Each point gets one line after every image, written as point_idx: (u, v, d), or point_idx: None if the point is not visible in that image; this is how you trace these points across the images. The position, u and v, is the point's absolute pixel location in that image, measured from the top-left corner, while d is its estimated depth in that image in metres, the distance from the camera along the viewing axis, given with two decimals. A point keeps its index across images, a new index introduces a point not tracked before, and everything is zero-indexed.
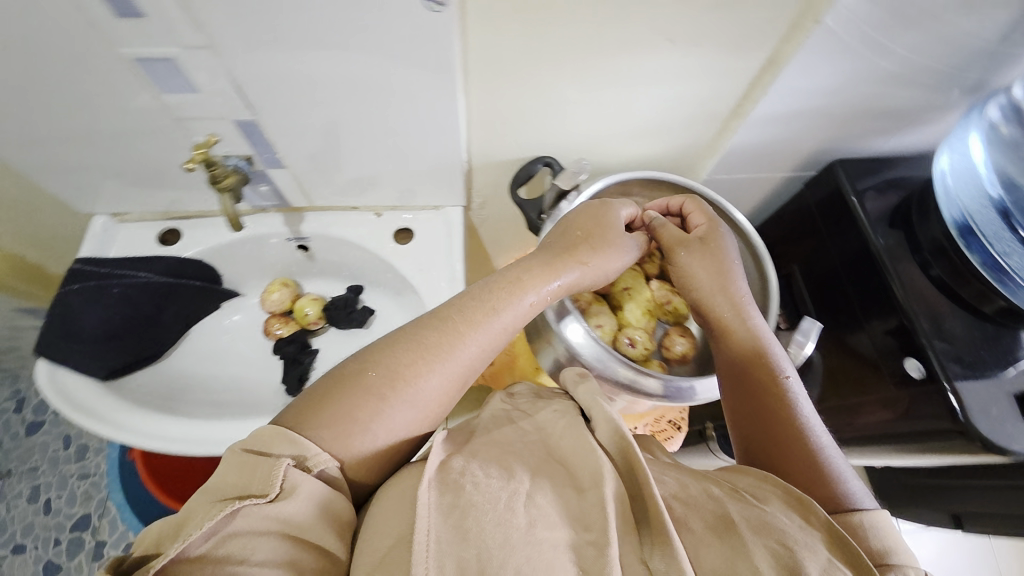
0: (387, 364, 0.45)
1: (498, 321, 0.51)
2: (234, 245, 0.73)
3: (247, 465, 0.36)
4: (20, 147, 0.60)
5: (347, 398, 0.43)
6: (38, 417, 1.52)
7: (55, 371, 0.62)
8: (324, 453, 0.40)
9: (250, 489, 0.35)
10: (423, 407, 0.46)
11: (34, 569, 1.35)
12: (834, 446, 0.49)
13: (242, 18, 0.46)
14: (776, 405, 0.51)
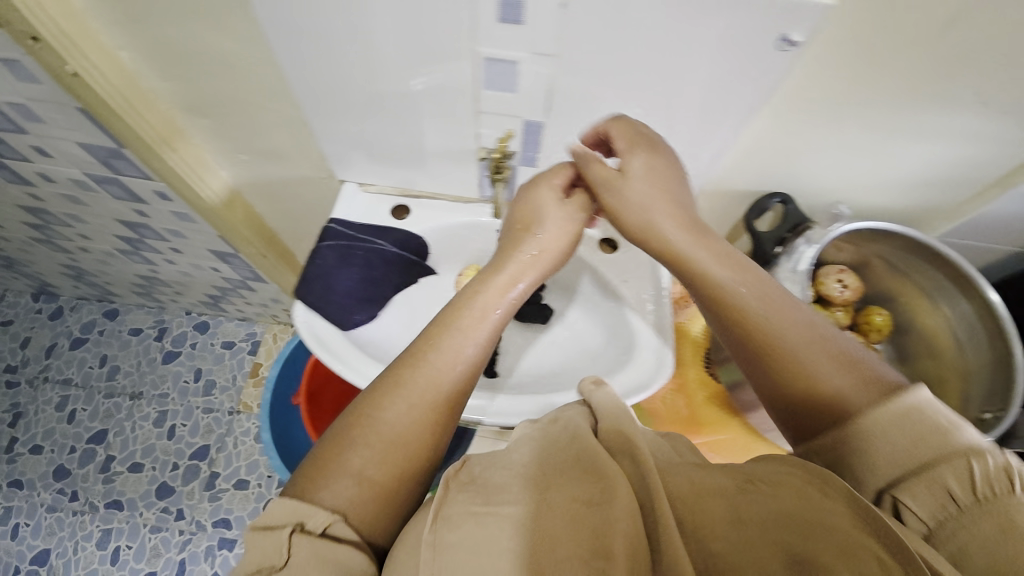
0: (375, 397, 0.46)
1: (451, 346, 0.49)
2: (454, 228, 0.80)
3: (297, 507, 0.39)
4: (322, 123, 0.67)
5: (347, 443, 0.43)
6: (175, 349, 1.67)
7: (309, 316, 0.69)
8: (319, 517, 0.39)
9: (306, 523, 0.39)
10: (396, 442, 0.44)
11: (151, 486, 1.47)
12: (807, 344, 0.46)
13: (610, 35, 0.50)
14: (763, 327, 0.47)
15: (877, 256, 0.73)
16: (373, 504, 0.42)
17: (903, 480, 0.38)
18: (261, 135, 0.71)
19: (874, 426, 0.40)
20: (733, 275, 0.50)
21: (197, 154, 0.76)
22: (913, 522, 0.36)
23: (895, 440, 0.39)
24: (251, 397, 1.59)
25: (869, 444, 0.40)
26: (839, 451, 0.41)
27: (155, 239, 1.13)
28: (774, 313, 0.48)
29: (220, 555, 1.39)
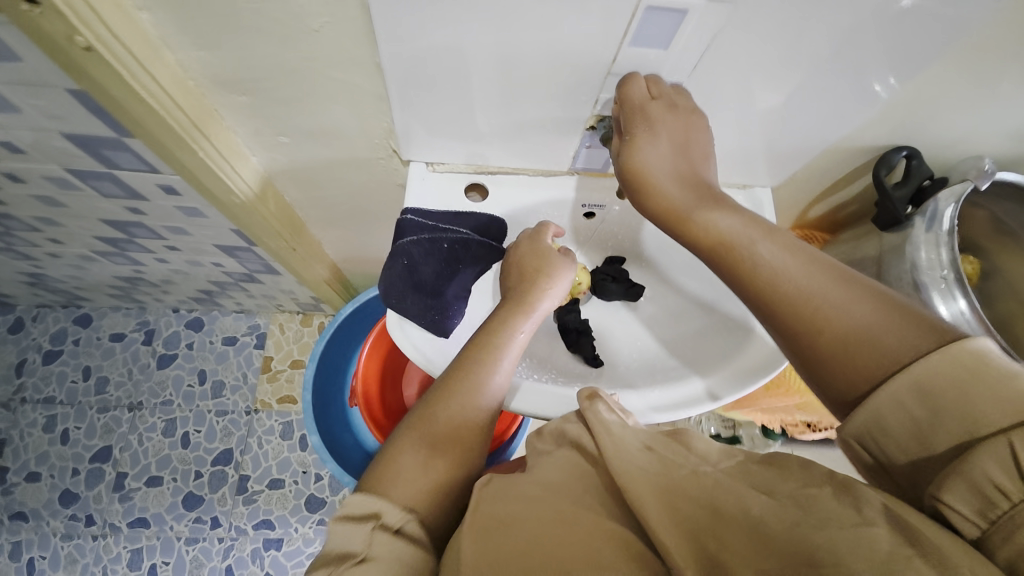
0: (428, 441, 0.52)
1: (467, 391, 0.56)
2: (538, 207, 0.72)
3: (381, 505, 0.46)
4: (402, 95, 0.56)
5: (408, 448, 0.52)
6: (169, 351, 1.51)
7: (405, 325, 0.61)
8: (366, 535, 0.44)
9: (383, 520, 0.46)
10: (446, 443, 0.52)
11: (175, 498, 1.37)
12: (843, 308, 0.45)
13: None
14: (827, 303, 0.46)
15: (993, 208, 0.71)
16: (426, 495, 0.49)
17: (978, 455, 0.35)
18: (320, 113, 0.59)
19: (999, 412, 0.36)
20: (799, 262, 0.48)
21: (227, 137, 0.62)
22: (999, 501, 0.33)
23: (969, 402, 0.37)
24: (266, 393, 1.46)
25: (949, 410, 0.38)
26: (945, 425, 0.38)
27: (148, 237, 0.96)
28: (825, 292, 0.46)
29: (269, 556, 1.32)
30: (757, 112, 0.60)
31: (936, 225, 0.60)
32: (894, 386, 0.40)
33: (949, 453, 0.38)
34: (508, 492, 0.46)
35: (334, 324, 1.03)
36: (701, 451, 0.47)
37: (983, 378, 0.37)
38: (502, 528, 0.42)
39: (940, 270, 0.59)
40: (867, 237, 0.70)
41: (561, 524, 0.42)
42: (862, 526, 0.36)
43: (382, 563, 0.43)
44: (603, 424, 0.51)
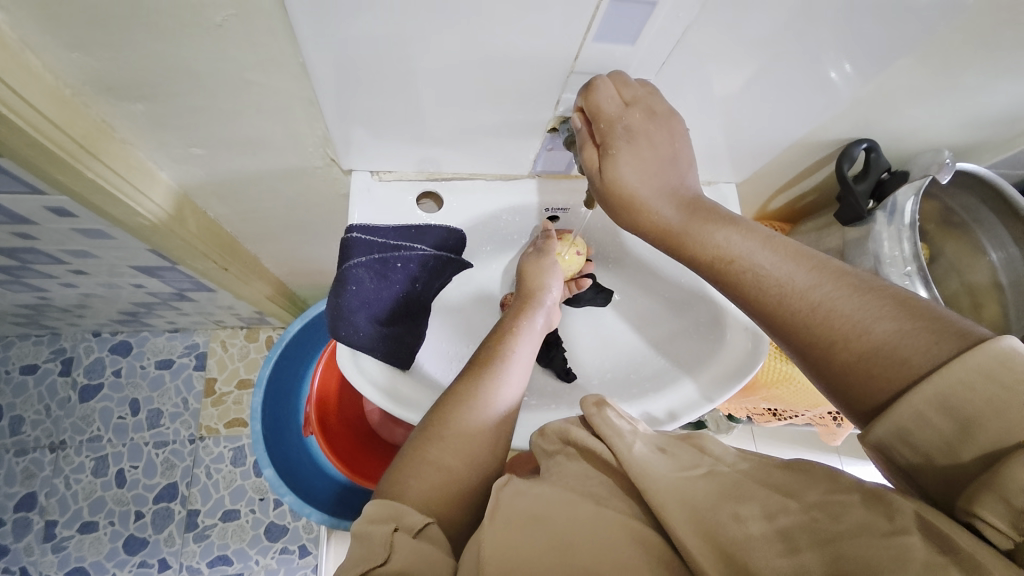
0: (430, 452, 0.48)
1: (484, 404, 0.52)
2: (497, 214, 0.66)
3: (399, 506, 0.43)
4: (333, 97, 0.48)
5: (427, 453, 0.48)
6: (93, 381, 1.32)
7: (359, 359, 0.55)
8: (389, 544, 0.39)
9: (403, 523, 0.42)
10: (467, 448, 0.49)
11: (115, 544, 1.22)
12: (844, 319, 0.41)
13: None
14: (839, 315, 0.42)
15: (945, 202, 0.72)
16: (446, 494, 0.46)
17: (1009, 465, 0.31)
18: (238, 120, 0.50)
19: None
20: (805, 273, 0.45)
21: (123, 153, 0.53)
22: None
23: (999, 411, 0.32)
24: (211, 418, 1.31)
25: (979, 424, 0.33)
26: (977, 436, 0.33)
27: (47, 262, 0.83)
28: (839, 305, 0.42)
29: None
30: (723, 104, 0.57)
31: (896, 216, 0.60)
32: (914, 398, 0.35)
33: (979, 465, 0.33)
34: (532, 491, 0.43)
35: (281, 343, 0.93)
36: (716, 454, 0.45)
37: (1017, 387, 0.32)
38: (529, 532, 0.39)
39: (901, 263, 0.58)
40: (828, 229, 0.70)
41: (583, 525, 0.39)
42: (897, 536, 0.32)
43: (410, 562, 0.38)
44: (621, 422, 0.49)
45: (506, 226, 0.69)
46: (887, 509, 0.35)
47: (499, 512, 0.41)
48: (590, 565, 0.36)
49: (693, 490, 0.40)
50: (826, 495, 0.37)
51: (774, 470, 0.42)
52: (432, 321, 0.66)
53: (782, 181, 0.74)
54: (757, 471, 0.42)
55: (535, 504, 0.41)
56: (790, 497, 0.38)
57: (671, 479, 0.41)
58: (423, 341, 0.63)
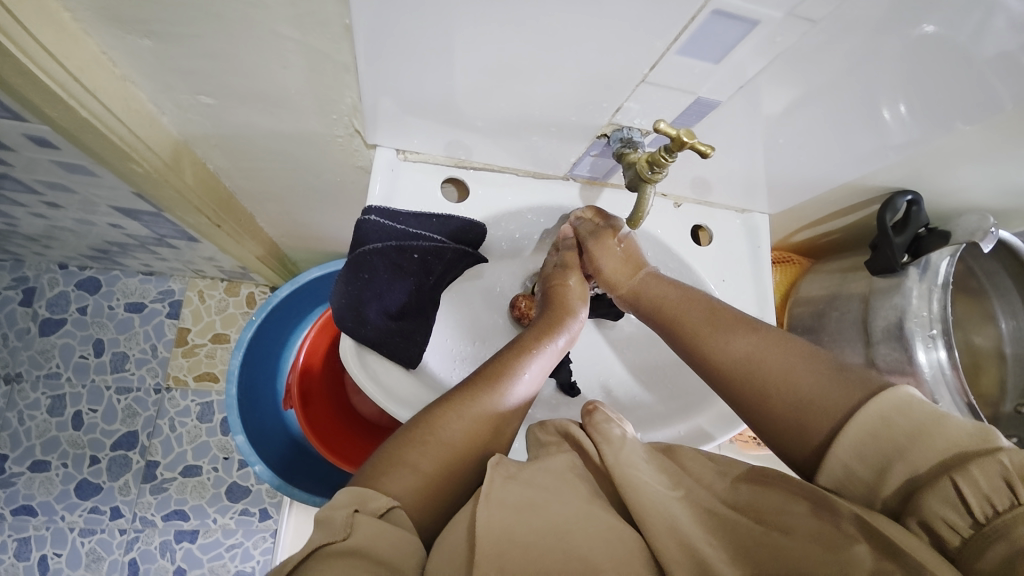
0: (424, 455, 0.44)
1: (478, 410, 0.48)
2: (523, 211, 0.63)
3: (365, 490, 0.39)
4: (373, 68, 0.43)
5: (406, 452, 0.44)
6: (55, 315, 1.23)
7: (363, 354, 0.51)
8: (347, 521, 0.36)
9: (365, 506, 0.38)
10: (449, 454, 0.45)
11: (67, 487, 1.16)
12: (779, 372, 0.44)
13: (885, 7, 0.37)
14: (764, 365, 0.45)
15: (970, 266, 0.71)
16: (417, 495, 0.42)
17: (925, 496, 0.32)
18: (262, 72, 0.44)
19: (933, 455, 0.34)
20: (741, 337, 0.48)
21: (122, 91, 0.47)
22: (950, 538, 0.31)
23: (906, 453, 0.35)
24: (180, 369, 1.25)
25: (891, 466, 0.35)
26: (891, 473, 0.35)
27: (18, 190, 0.75)
28: (790, 376, 0.44)
29: (181, 549, 1.17)
30: (778, 138, 0.54)
31: (926, 274, 0.60)
32: (839, 449, 0.38)
33: (895, 502, 0.35)
34: (524, 477, 0.40)
35: (266, 306, 0.88)
36: (695, 473, 0.43)
37: (919, 437, 0.35)
38: (523, 514, 0.36)
39: (928, 324, 0.58)
40: (853, 274, 0.69)
41: (574, 510, 0.38)
42: (847, 544, 0.33)
43: (374, 541, 0.35)
44: (609, 430, 0.47)
45: (529, 224, 0.65)
46: (832, 516, 0.35)
47: (491, 492, 0.38)
48: (588, 553, 0.34)
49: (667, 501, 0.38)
50: (779, 506, 0.37)
51: (737, 483, 0.40)
52: (439, 317, 0.62)
53: (814, 217, 0.72)
54: (727, 487, 0.40)
55: (526, 488, 0.39)
56: (752, 519, 0.37)
57: (656, 488, 0.39)
58: (429, 338, 0.59)
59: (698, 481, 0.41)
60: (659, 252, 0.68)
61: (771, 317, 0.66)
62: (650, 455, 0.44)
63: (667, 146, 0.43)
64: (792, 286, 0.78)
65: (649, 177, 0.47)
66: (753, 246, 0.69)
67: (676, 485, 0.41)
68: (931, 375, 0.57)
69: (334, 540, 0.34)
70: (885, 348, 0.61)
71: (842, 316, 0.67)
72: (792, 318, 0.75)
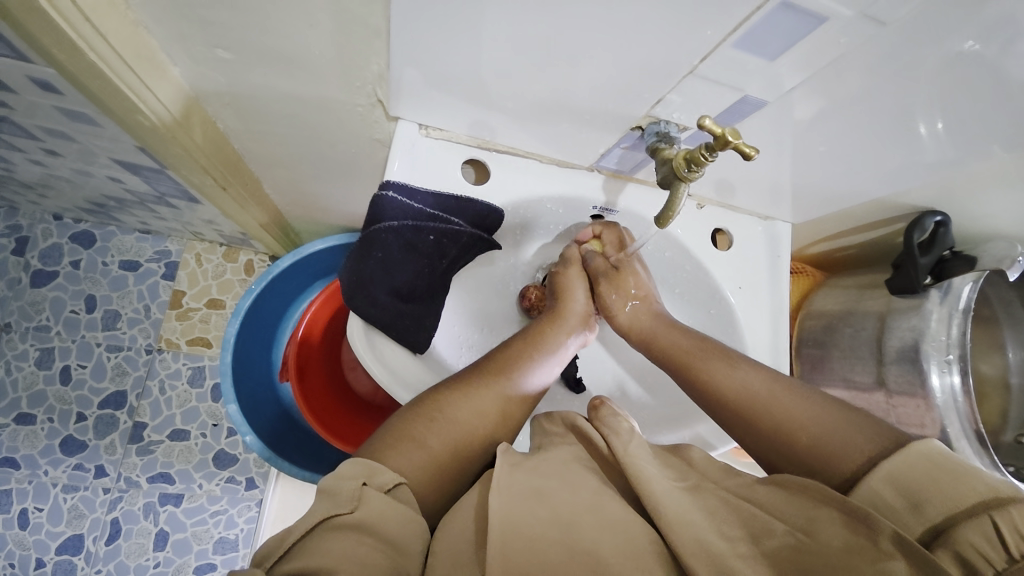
0: (434, 432, 0.43)
1: (490, 394, 0.48)
2: (543, 200, 0.61)
3: (373, 464, 0.37)
4: (406, 35, 0.41)
5: (416, 429, 0.43)
6: (48, 267, 1.20)
7: (371, 335, 0.50)
8: (354, 494, 0.34)
9: (374, 479, 0.36)
10: (458, 434, 0.44)
11: (51, 442, 1.14)
12: (800, 413, 0.47)
13: (956, 16, 0.35)
14: (783, 408, 0.48)
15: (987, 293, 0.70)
16: (428, 472, 0.41)
17: (964, 528, 0.31)
18: (287, 29, 0.42)
19: (973, 494, 0.33)
20: (759, 381, 0.51)
21: (134, 37, 0.44)
22: (981, 568, 0.29)
23: (943, 487, 0.34)
24: (174, 331, 1.22)
25: (926, 499, 0.34)
26: (926, 503, 0.34)
27: (16, 134, 0.72)
28: (811, 416, 0.46)
29: (165, 512, 1.15)
30: (818, 145, 0.52)
31: (950, 297, 0.58)
32: (871, 479, 0.38)
33: (927, 535, 0.33)
34: (529, 465, 0.39)
35: (267, 276, 0.86)
36: (701, 470, 0.41)
37: (954, 473, 0.34)
38: (534, 504, 0.34)
39: (945, 349, 0.57)
40: (870, 291, 0.68)
41: (586, 503, 0.36)
42: (881, 557, 0.30)
43: (379, 519, 0.33)
44: (616, 424, 0.46)
45: (548, 214, 0.63)
46: (865, 528, 0.31)
47: (498, 481, 0.36)
48: (600, 551, 0.32)
49: (680, 499, 0.36)
50: (803, 511, 0.34)
51: (755, 484, 0.38)
52: (448, 302, 0.61)
53: (836, 230, 0.71)
54: (742, 486, 0.38)
55: (536, 478, 0.37)
56: (775, 519, 0.34)
57: (666, 488, 0.38)
58: (439, 323, 0.57)
59: (712, 484, 0.39)
60: (677, 253, 0.66)
61: (784, 329, 0.65)
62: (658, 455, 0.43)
63: (709, 144, 0.41)
64: (805, 298, 0.77)
65: (684, 176, 0.45)
66: (772, 255, 0.67)
67: (684, 480, 0.39)
68: (943, 400, 0.56)
69: (340, 511, 0.33)
70: (897, 370, 0.60)
71: (856, 333, 0.66)
72: (803, 330, 0.74)
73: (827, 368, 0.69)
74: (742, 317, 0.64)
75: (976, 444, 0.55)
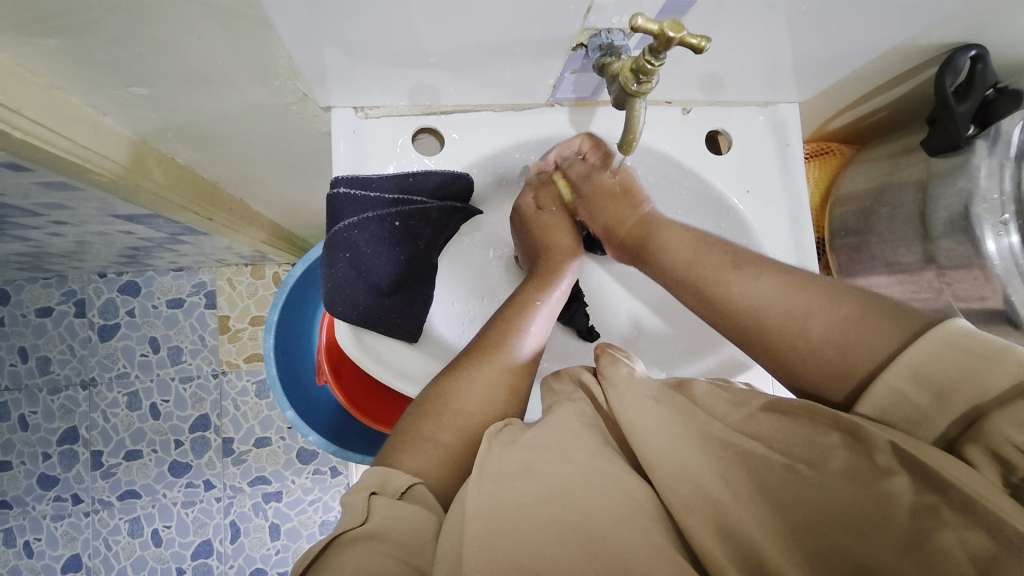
0: (437, 426, 0.44)
1: (485, 372, 0.48)
2: (509, 151, 0.57)
3: (387, 470, 0.39)
4: (293, 19, 0.37)
5: (422, 427, 0.44)
6: (108, 321, 1.29)
7: (361, 336, 0.51)
8: (366, 505, 0.36)
9: (386, 487, 0.38)
10: (471, 421, 0.45)
11: (161, 468, 1.28)
12: (810, 313, 0.42)
13: None
14: (794, 313, 0.43)
15: None
16: (440, 464, 0.42)
17: (994, 420, 0.31)
18: (181, 46, 0.39)
19: (1005, 378, 0.31)
20: (764, 287, 0.45)
21: (53, 100, 0.43)
22: (1018, 463, 0.29)
23: (971, 378, 0.32)
24: (231, 353, 1.30)
25: (951, 391, 0.33)
26: (952, 399, 0.33)
27: (18, 215, 0.75)
28: (819, 317, 0.41)
29: (271, 507, 1.29)
30: (800, 6, 0.43)
31: (1000, 149, 0.50)
32: (889, 375, 0.36)
33: (955, 430, 0.33)
34: (524, 440, 0.40)
35: (285, 287, 0.85)
36: (708, 406, 0.41)
37: (981, 356, 0.32)
38: (518, 484, 0.36)
39: (1000, 208, 0.49)
40: (905, 158, 0.59)
41: (575, 474, 0.37)
42: (881, 478, 0.32)
43: (389, 523, 0.35)
44: (616, 373, 0.45)
45: (518, 163, 0.60)
46: (864, 447, 0.34)
47: (483, 466, 0.37)
48: (585, 520, 0.34)
49: (679, 449, 0.38)
50: (807, 440, 0.36)
51: (757, 414, 0.39)
52: (439, 281, 0.60)
53: (855, 96, 0.61)
54: (744, 418, 0.39)
55: (524, 453, 0.38)
56: (776, 453, 0.36)
57: (664, 439, 0.39)
58: (432, 304, 0.58)
59: (713, 422, 0.40)
60: (670, 170, 0.60)
61: (807, 224, 0.58)
62: (660, 399, 0.42)
63: (652, 47, 0.36)
64: (833, 182, 0.68)
65: (636, 90, 0.40)
66: (780, 144, 0.60)
67: (688, 420, 0.40)
68: (1001, 266, 0.49)
69: (353, 524, 0.35)
70: (948, 244, 0.52)
71: (894, 213, 0.58)
72: (833, 220, 0.66)
73: (867, 254, 0.62)
74: (756, 224, 0.58)
75: None
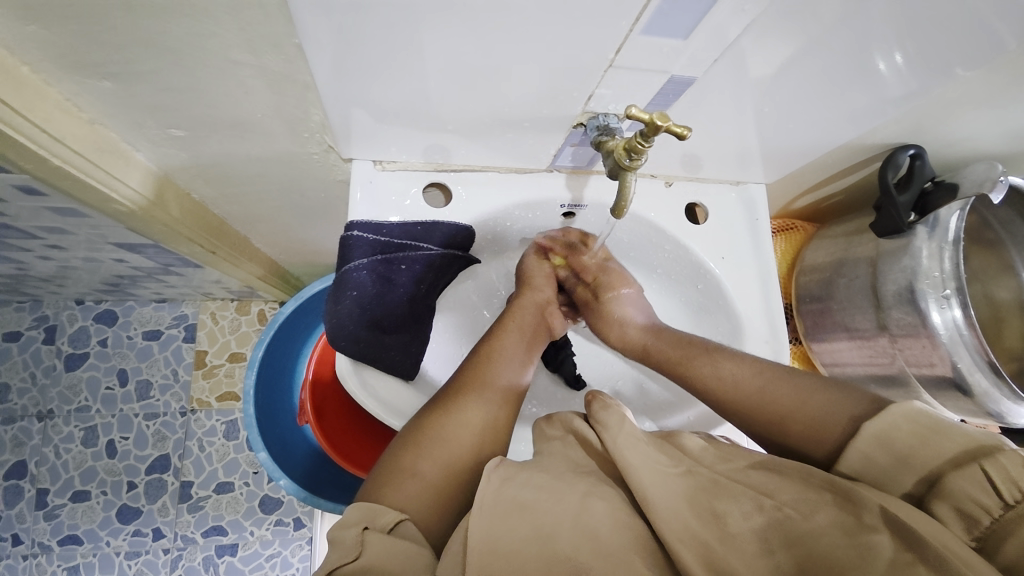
0: (419, 459, 0.45)
1: (474, 411, 0.50)
2: (508, 208, 0.62)
3: (373, 506, 0.40)
4: (331, 83, 0.42)
5: (407, 461, 0.45)
6: (78, 350, 1.25)
7: (360, 371, 0.55)
8: (360, 540, 0.37)
9: (375, 523, 0.39)
10: (453, 455, 0.46)
11: (109, 513, 1.19)
12: (787, 387, 0.49)
13: None
14: (776, 392, 0.49)
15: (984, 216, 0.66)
16: (429, 498, 0.43)
17: (954, 479, 0.34)
18: (226, 97, 0.44)
19: (954, 446, 0.35)
20: (748, 372, 0.52)
21: (93, 135, 0.47)
22: (979, 518, 0.32)
23: (926, 442, 0.37)
24: (202, 391, 1.25)
25: (912, 454, 0.37)
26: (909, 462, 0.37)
27: (19, 237, 0.76)
28: (798, 390, 0.48)
29: (224, 562, 1.19)
30: (764, 106, 0.51)
31: (936, 231, 0.57)
32: (858, 442, 0.40)
33: (918, 488, 0.36)
34: (521, 478, 0.41)
35: (274, 324, 0.84)
36: (696, 455, 0.44)
37: (937, 427, 0.37)
38: (514, 519, 0.37)
39: (941, 284, 0.55)
40: (858, 236, 0.66)
41: (564, 510, 0.38)
42: (866, 533, 0.33)
43: (384, 557, 0.35)
44: (608, 417, 0.48)
45: (518, 219, 0.65)
46: (855, 508, 0.35)
47: (482, 502, 0.39)
48: (573, 554, 0.35)
49: (669, 486, 0.40)
50: (800, 494, 0.38)
51: (747, 469, 0.41)
52: (434, 326, 0.64)
53: (815, 180, 0.70)
54: (733, 469, 0.42)
55: (521, 492, 0.40)
56: (764, 495, 0.38)
57: (654, 480, 0.41)
58: (427, 347, 0.62)
59: (698, 471, 0.42)
60: (653, 234, 0.67)
61: (773, 292, 0.65)
62: (640, 444, 0.44)
63: (642, 131, 0.42)
64: (797, 254, 0.76)
65: (628, 165, 0.46)
66: (750, 219, 0.67)
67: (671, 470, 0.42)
68: (947, 336, 0.54)
69: (346, 558, 0.35)
70: (898, 312, 0.58)
71: (851, 283, 0.64)
72: (799, 287, 0.72)
73: (830, 320, 0.68)
74: (728, 287, 0.64)
75: (991, 375, 0.54)
